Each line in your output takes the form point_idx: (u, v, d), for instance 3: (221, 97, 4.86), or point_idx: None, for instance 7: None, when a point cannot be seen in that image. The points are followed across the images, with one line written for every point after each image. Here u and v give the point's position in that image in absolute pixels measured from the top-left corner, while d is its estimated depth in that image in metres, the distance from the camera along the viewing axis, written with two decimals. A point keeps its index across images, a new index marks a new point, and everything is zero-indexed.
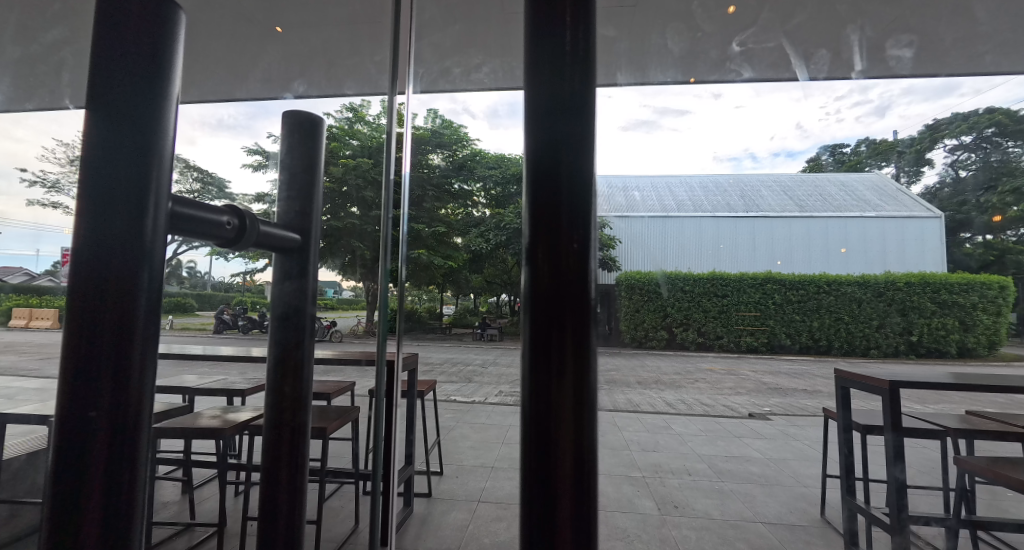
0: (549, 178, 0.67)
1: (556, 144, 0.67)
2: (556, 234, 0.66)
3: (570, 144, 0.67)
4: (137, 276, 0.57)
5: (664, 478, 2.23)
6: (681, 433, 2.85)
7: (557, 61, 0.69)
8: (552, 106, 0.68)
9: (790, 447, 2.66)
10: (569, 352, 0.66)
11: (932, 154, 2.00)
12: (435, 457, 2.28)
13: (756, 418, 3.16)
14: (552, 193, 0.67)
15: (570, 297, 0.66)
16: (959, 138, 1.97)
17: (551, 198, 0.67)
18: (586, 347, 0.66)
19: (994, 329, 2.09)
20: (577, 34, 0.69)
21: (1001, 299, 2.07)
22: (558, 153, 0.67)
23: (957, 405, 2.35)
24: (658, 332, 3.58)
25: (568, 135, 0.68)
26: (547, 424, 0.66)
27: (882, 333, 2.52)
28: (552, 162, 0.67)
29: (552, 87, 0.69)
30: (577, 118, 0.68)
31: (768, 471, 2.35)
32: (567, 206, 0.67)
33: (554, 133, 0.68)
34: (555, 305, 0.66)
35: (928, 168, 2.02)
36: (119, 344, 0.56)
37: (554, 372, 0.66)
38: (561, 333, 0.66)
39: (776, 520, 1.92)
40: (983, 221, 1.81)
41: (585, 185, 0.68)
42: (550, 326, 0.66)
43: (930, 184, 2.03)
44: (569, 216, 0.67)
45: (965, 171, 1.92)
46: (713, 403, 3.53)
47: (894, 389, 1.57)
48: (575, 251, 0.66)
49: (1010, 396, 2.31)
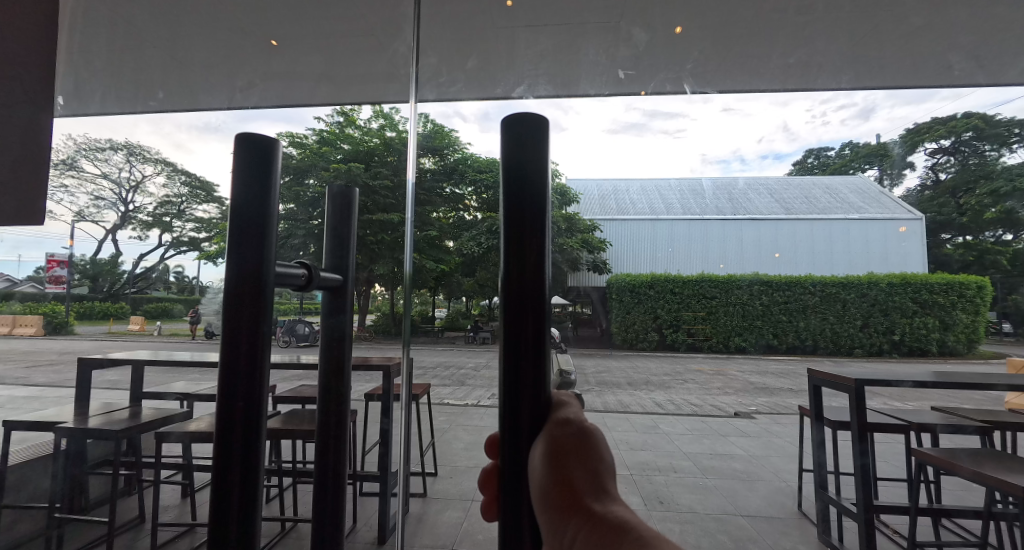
0: (517, 178, 0.47)
1: (517, 126, 0.48)
2: (518, 234, 0.46)
3: (533, 212, 0.46)
4: (262, 386, 0.54)
5: (651, 475, 2.25)
6: (669, 433, 2.87)
7: (519, 128, 0.48)
8: (506, 176, 0.46)
9: (773, 443, 2.70)
10: (532, 371, 0.46)
11: (913, 157, 2.02)
12: (430, 459, 2.30)
13: (741, 417, 3.19)
14: (505, 288, 0.46)
15: (526, 306, 0.46)
16: (939, 141, 2.04)
17: (514, 203, 0.47)
18: (545, 354, 0.46)
19: (972, 328, 2.21)
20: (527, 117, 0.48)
21: (980, 298, 2.13)
22: (519, 140, 0.48)
23: (935, 401, 2.41)
24: (648, 334, 3.36)
25: (534, 206, 0.47)
26: (509, 441, 0.46)
27: (864, 332, 2.57)
28: (513, 241, 0.46)
29: (510, 156, 0.47)
30: (533, 184, 0.47)
31: (750, 467, 2.39)
32: (529, 211, 0.46)
33: (508, 206, 0.47)
34: (509, 321, 0.45)
35: (909, 171, 2.04)
36: (245, 462, 0.53)
37: (515, 384, 0.46)
38: (516, 348, 0.46)
39: (755, 513, 1.95)
40: (960, 223, 1.92)
41: (537, 271, 0.46)
42: (510, 341, 0.46)
43: (911, 187, 2.05)
44: (531, 215, 0.46)
45: (945, 173, 2.02)
46: (701, 403, 3.55)
47: (858, 386, 1.67)
48: (538, 253, 0.46)
49: (988, 393, 2.37)
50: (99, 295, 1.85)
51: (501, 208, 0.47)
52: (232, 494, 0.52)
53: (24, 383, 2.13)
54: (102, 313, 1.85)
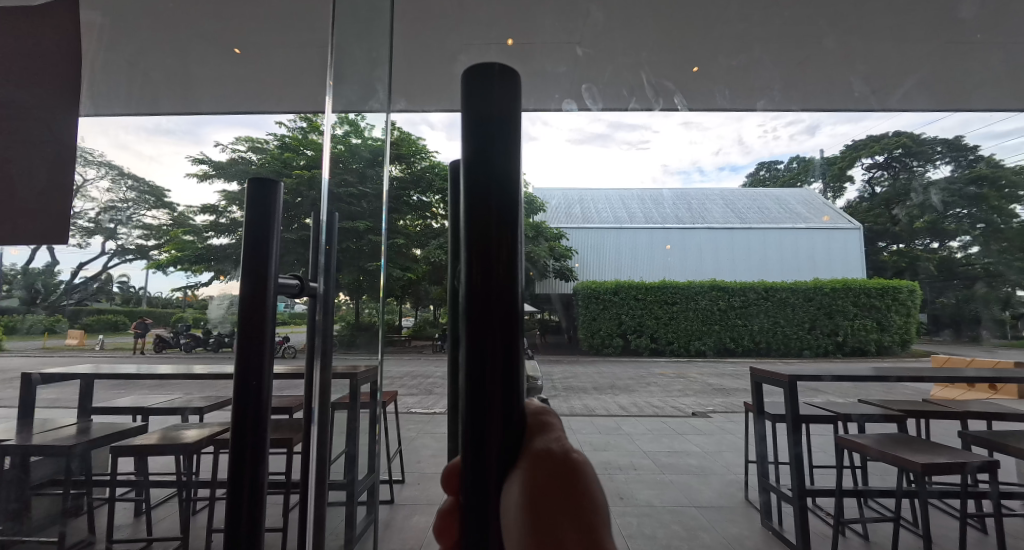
0: (483, 170, 0.37)
1: (482, 115, 0.38)
2: (482, 243, 0.36)
3: (503, 196, 0.37)
4: (263, 384, 0.67)
5: (611, 473, 2.29)
6: (629, 433, 2.93)
7: (490, 99, 0.38)
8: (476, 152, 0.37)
9: (726, 440, 2.82)
10: (501, 398, 0.36)
11: (852, 172, 2.23)
12: (396, 466, 2.28)
13: (698, 416, 3.31)
14: (480, 297, 0.36)
15: (498, 336, 0.36)
16: (874, 157, 2.23)
17: (481, 192, 0.37)
18: (518, 377, 0.36)
19: (907, 329, 2.32)
20: (509, 95, 0.38)
21: (915, 301, 2.18)
22: (482, 135, 0.38)
23: (871, 396, 2.59)
24: (614, 340, 3.65)
25: (502, 190, 0.37)
26: (471, 485, 0.37)
27: (812, 334, 2.73)
28: (481, 233, 0.36)
29: (485, 132, 0.38)
30: (500, 163, 0.37)
31: (704, 463, 2.48)
32: (498, 197, 0.37)
33: (478, 194, 0.37)
34: (473, 335, 0.36)
35: (850, 184, 2.25)
36: (255, 443, 0.67)
37: (480, 421, 0.36)
38: (483, 384, 0.36)
39: (706, 504, 2.03)
40: (895, 232, 2.12)
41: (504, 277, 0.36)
42: (474, 375, 0.36)
43: (851, 199, 2.26)
44: (500, 224, 0.36)
45: (880, 186, 2.20)
46: (662, 405, 3.65)
47: (792, 383, 1.80)
48: (508, 275, 0.36)
49: (917, 387, 2.58)
50: (31, 308, 1.66)
51: (463, 216, 0.37)
52: (246, 451, 0.66)
53: None
54: (39, 327, 1.66)
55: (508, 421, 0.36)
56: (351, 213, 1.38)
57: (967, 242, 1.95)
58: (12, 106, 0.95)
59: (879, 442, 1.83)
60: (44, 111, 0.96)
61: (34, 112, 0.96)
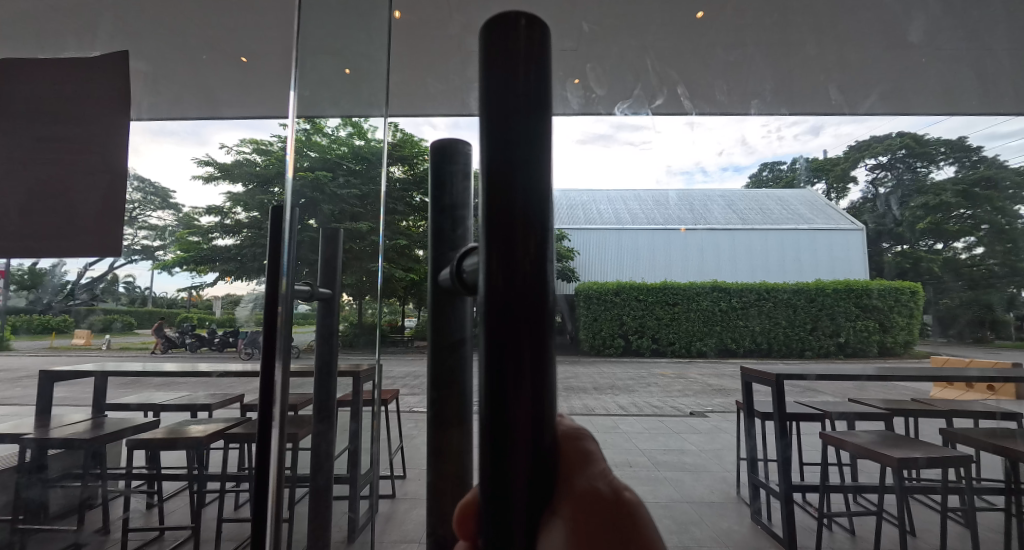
0: (502, 130, 0.31)
1: (506, 82, 0.31)
2: (500, 216, 0.30)
3: (526, 158, 0.30)
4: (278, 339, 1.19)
5: None
6: (627, 431, 2.96)
7: (511, 40, 0.31)
8: (494, 107, 0.31)
9: (723, 439, 2.86)
10: (526, 412, 0.28)
11: (856, 172, 2.15)
12: (398, 463, 2.29)
13: (696, 416, 3.34)
14: (501, 285, 0.29)
15: (522, 336, 0.28)
16: (877, 158, 2.18)
17: (498, 157, 0.30)
18: (546, 385, 0.29)
19: (908, 329, 2.32)
20: (533, 34, 0.31)
21: (915, 301, 2.25)
22: (505, 110, 0.31)
23: (871, 396, 2.60)
24: None
25: (527, 151, 0.30)
26: (490, 523, 0.30)
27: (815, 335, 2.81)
28: (501, 206, 0.30)
29: (505, 78, 0.31)
30: (524, 117, 0.30)
31: (699, 460, 2.52)
32: (520, 160, 0.30)
33: (496, 159, 0.30)
34: (491, 332, 0.29)
35: (854, 184, 2.17)
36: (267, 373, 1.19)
37: (501, 461, 0.29)
38: (505, 414, 0.28)
39: (697, 498, 2.08)
40: (897, 232, 2.04)
41: (529, 260, 0.29)
42: (492, 385, 0.29)
43: (855, 200, 2.18)
44: (524, 215, 0.29)
45: (884, 188, 2.14)
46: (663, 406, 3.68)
47: (777, 381, 1.98)
48: (535, 276, 0.29)
49: (918, 388, 2.58)
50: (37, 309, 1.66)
51: (479, 186, 0.31)
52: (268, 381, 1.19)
53: None
54: (42, 326, 1.67)
55: (538, 463, 0.28)
56: (351, 213, 1.37)
57: (970, 242, 2.07)
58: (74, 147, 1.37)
59: (867, 439, 1.96)
60: (100, 146, 1.38)
61: (82, 152, 1.37)
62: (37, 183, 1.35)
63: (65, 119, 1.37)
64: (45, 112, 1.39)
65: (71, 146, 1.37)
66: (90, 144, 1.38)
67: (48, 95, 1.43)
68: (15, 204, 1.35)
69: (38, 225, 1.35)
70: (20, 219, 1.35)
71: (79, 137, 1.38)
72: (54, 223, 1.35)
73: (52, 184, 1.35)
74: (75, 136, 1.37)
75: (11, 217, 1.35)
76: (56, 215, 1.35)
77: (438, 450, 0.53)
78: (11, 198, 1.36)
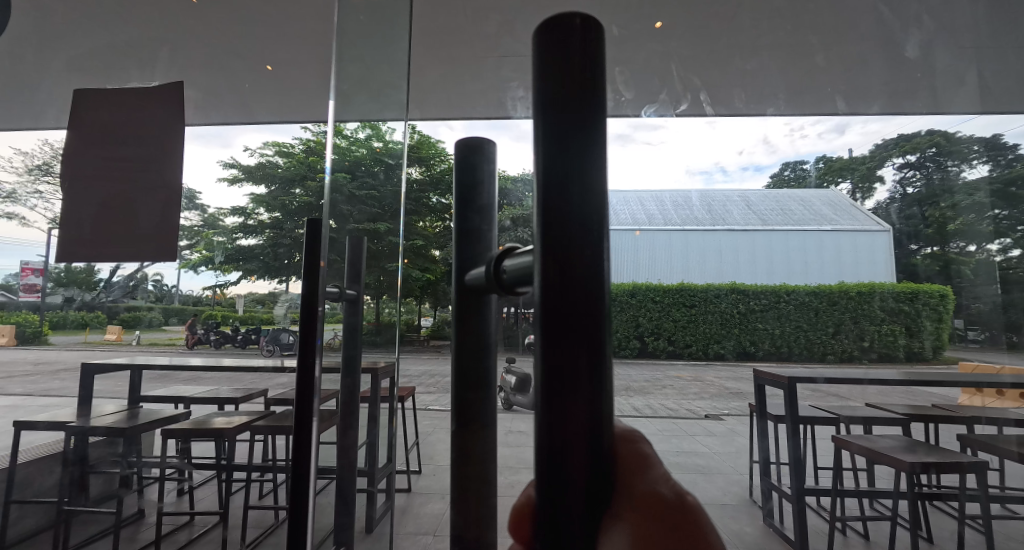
0: (560, 136, 0.30)
1: (561, 89, 0.30)
2: (555, 224, 0.29)
3: (584, 164, 0.29)
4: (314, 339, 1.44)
5: None
6: None
7: (564, 42, 0.30)
8: (550, 115, 0.30)
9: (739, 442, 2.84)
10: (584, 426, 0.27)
11: (883, 172, 2.13)
12: (415, 459, 2.34)
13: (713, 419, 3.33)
14: (558, 295, 0.28)
15: (581, 346, 0.27)
16: (907, 156, 2.23)
17: (555, 163, 0.30)
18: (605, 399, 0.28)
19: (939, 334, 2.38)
20: (589, 37, 0.30)
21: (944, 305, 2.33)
22: (562, 115, 0.30)
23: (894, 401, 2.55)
24: None
25: (585, 157, 0.29)
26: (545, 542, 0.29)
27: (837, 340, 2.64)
28: (559, 215, 0.29)
29: (562, 83, 0.30)
30: (581, 123, 0.30)
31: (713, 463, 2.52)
32: (577, 167, 0.29)
33: (555, 167, 0.29)
34: (548, 344, 0.28)
35: (881, 184, 2.14)
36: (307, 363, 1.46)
37: (557, 479, 0.28)
38: (562, 428, 0.27)
39: None
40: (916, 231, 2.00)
41: (588, 269, 0.28)
42: (549, 398, 0.28)
43: (881, 200, 2.13)
44: (581, 227, 0.28)
45: (911, 187, 2.16)
46: None
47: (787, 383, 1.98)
48: (593, 282, 0.28)
49: (943, 393, 2.51)
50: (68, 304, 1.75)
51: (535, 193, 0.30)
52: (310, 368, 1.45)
53: (11, 392, 2.20)
54: (77, 322, 1.77)
55: (596, 481, 0.27)
56: (373, 214, 1.43)
57: (1006, 246, 2.22)
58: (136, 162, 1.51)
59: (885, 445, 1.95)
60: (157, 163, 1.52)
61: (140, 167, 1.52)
62: (106, 197, 1.50)
63: (127, 143, 1.53)
64: (110, 136, 1.55)
65: (130, 163, 1.51)
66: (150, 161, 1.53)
67: (110, 125, 1.57)
68: (87, 214, 1.51)
69: (104, 234, 1.50)
70: (90, 228, 1.51)
71: (137, 154, 1.52)
72: (120, 231, 1.50)
73: (119, 198, 1.50)
74: (136, 154, 1.52)
75: (83, 226, 1.51)
76: (120, 225, 1.50)
77: (462, 460, 0.53)
78: (84, 210, 1.51)
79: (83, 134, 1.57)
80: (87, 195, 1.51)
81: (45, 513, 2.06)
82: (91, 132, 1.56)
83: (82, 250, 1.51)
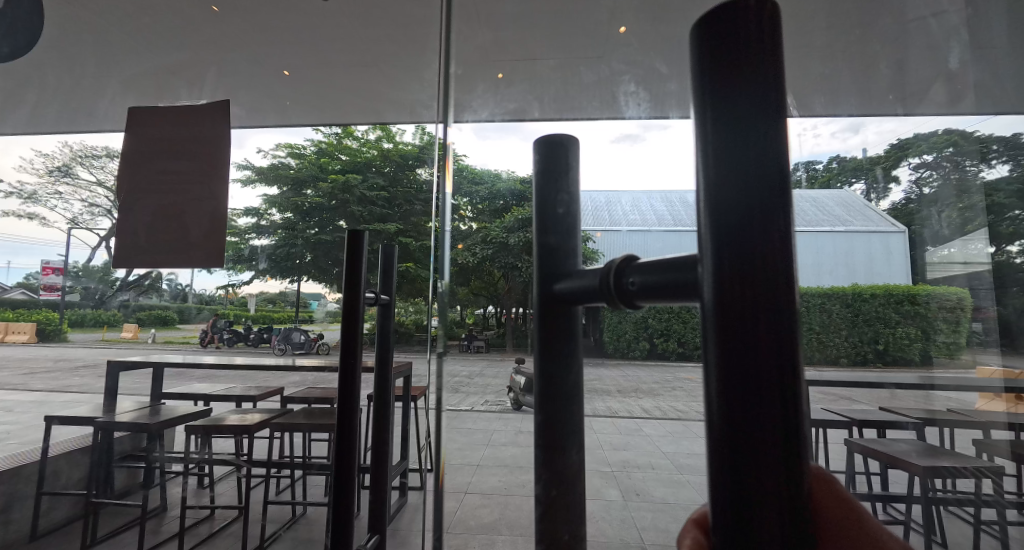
0: (727, 147, 0.23)
1: (729, 87, 0.23)
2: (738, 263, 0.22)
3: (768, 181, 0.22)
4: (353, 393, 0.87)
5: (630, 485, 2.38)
6: None
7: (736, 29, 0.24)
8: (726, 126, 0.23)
9: None
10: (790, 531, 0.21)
11: (899, 171, 1.92)
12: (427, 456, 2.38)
13: None
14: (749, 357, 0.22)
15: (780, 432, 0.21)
16: (924, 156, 2.08)
17: (727, 179, 0.23)
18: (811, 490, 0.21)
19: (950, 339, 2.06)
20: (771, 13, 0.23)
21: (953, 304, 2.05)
22: (735, 118, 0.23)
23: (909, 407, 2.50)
24: None
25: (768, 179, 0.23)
26: None
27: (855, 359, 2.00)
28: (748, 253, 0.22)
29: (730, 82, 0.24)
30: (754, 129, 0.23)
31: None
32: (761, 179, 0.22)
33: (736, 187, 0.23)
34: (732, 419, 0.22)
35: (895, 184, 1.92)
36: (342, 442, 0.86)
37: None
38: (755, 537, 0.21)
39: None
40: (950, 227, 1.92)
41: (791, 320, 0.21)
42: (734, 485, 0.22)
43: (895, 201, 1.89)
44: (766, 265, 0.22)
45: (930, 186, 2.06)
46: None
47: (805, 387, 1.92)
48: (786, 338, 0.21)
49: None
50: (88, 303, 1.73)
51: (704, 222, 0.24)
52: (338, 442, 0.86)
53: (32, 390, 2.22)
54: (95, 320, 1.73)
55: (807, 548, 0.20)
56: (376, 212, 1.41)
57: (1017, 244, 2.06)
58: (175, 170, 1.37)
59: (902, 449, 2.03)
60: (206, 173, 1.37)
61: (190, 176, 1.37)
62: (156, 208, 1.37)
63: (179, 154, 1.40)
64: (164, 147, 1.41)
65: (180, 175, 1.37)
66: (193, 167, 1.38)
67: (163, 135, 1.42)
68: (141, 225, 1.40)
69: (155, 246, 1.39)
70: (144, 239, 1.40)
71: (188, 167, 1.38)
72: (169, 245, 1.39)
73: (170, 210, 1.38)
74: (188, 165, 1.38)
75: (136, 237, 1.40)
76: (169, 238, 1.38)
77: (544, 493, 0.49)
78: (136, 221, 1.40)
79: (137, 143, 1.44)
80: (137, 206, 1.39)
81: (73, 504, 2.13)
82: (144, 140, 1.43)
83: (137, 262, 1.40)
